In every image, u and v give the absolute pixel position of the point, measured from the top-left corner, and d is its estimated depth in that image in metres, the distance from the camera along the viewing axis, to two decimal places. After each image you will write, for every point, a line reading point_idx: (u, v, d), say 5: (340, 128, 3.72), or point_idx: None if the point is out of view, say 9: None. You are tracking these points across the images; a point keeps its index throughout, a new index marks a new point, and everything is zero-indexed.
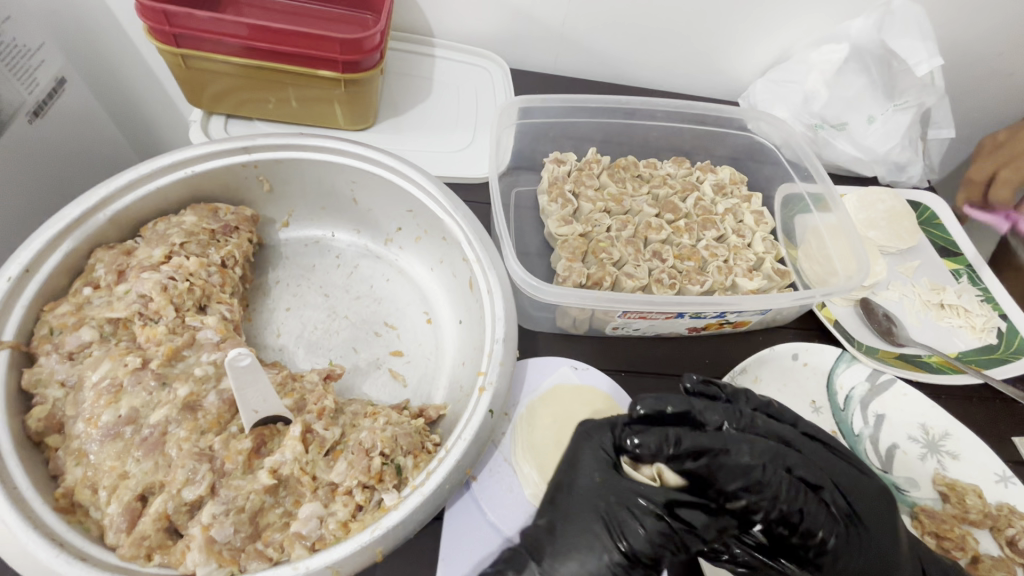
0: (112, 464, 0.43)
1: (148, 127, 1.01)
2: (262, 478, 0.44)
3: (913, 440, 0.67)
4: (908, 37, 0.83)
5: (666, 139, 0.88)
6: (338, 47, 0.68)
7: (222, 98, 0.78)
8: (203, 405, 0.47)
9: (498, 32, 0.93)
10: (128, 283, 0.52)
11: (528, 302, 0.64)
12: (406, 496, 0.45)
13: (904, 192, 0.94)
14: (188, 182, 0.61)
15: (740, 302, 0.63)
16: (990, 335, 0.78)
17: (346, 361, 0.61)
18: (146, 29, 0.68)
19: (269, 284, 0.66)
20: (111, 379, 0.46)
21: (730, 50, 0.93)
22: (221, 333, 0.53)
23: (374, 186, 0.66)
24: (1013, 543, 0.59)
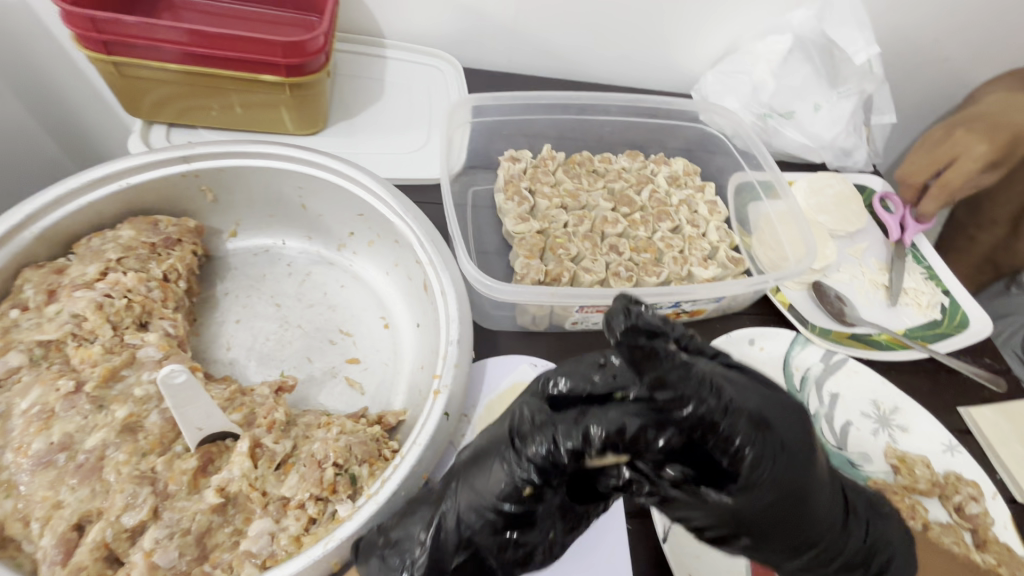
0: (44, 494, 0.41)
1: (89, 138, 0.97)
2: (208, 497, 0.43)
3: (866, 416, 0.69)
4: (847, 26, 0.86)
5: (620, 134, 0.89)
6: (280, 50, 0.67)
7: (162, 107, 0.75)
8: (145, 425, 0.45)
9: (449, 32, 0.92)
10: (60, 303, 0.50)
11: (486, 302, 0.64)
12: (360, 506, 0.44)
13: (851, 177, 0.97)
14: (125, 194, 0.59)
15: (693, 291, 0.64)
16: (933, 311, 0.81)
17: (300, 371, 0.60)
18: (75, 38, 0.66)
19: (217, 297, 0.64)
20: (42, 405, 0.44)
21: (678, 45, 0.95)
22: (163, 349, 0.51)
23: (322, 190, 0.65)
24: (960, 509, 0.62)
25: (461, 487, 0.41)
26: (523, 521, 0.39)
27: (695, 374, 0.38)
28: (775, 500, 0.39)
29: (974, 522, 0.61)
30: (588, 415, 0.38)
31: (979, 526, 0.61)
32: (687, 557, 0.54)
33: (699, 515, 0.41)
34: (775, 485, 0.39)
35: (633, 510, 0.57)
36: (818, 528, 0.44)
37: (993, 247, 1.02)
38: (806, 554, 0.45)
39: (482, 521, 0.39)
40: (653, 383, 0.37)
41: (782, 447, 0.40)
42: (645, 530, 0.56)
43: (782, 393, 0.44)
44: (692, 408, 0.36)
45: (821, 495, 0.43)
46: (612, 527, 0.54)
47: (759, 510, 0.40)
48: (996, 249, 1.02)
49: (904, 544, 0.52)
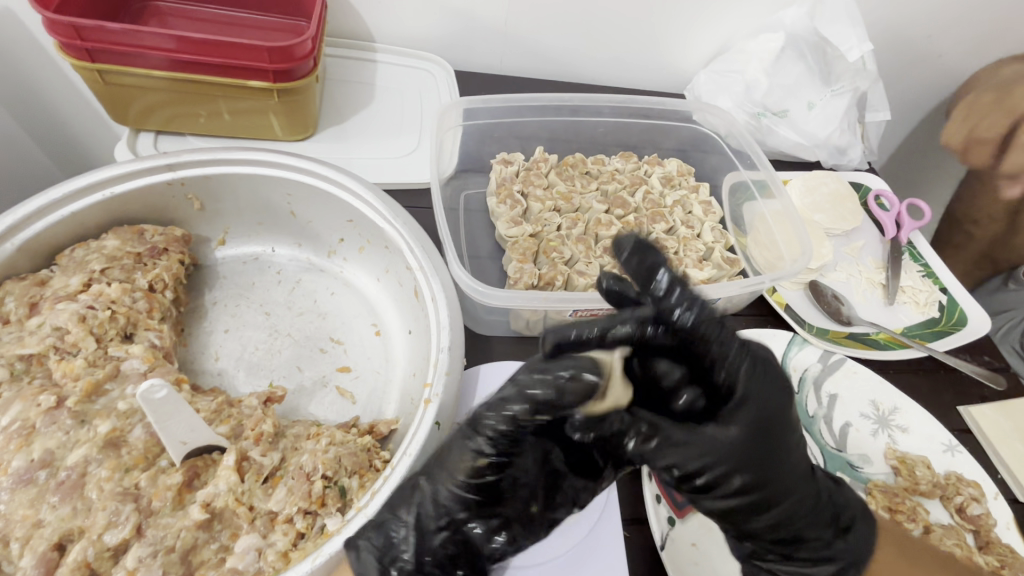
0: (24, 513, 0.40)
1: (77, 145, 0.97)
2: (193, 513, 0.42)
3: (865, 417, 0.68)
4: (840, 23, 0.85)
5: (613, 135, 0.88)
6: (266, 56, 0.66)
7: (149, 114, 0.74)
8: (128, 440, 0.44)
9: (439, 36, 0.92)
10: (42, 316, 0.49)
11: (478, 307, 0.63)
12: (350, 519, 0.43)
13: (847, 175, 0.96)
14: (109, 203, 0.58)
15: (688, 293, 0.64)
16: (931, 309, 0.81)
17: (290, 381, 0.59)
18: (57, 45, 0.65)
19: (205, 306, 0.63)
20: (22, 422, 0.43)
21: (669, 44, 0.94)
22: (148, 361, 0.50)
23: (310, 197, 0.64)
24: (962, 510, 0.61)
25: (436, 468, 0.41)
26: (496, 488, 0.41)
27: (689, 297, 0.45)
28: (757, 420, 0.43)
29: (976, 523, 0.60)
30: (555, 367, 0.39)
31: (981, 527, 0.60)
32: (686, 563, 0.52)
33: (693, 459, 0.42)
34: (753, 400, 0.43)
35: (631, 516, 0.56)
36: (794, 469, 0.45)
37: (991, 242, 1.02)
38: (782, 506, 0.45)
39: (455, 496, 0.40)
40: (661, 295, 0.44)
41: (762, 367, 0.45)
42: (642, 537, 0.55)
43: (754, 348, 0.46)
44: (690, 322, 0.43)
45: (791, 433, 0.45)
46: (609, 533, 0.53)
47: (727, 455, 0.42)
48: (993, 245, 1.02)
49: (865, 515, 0.51)
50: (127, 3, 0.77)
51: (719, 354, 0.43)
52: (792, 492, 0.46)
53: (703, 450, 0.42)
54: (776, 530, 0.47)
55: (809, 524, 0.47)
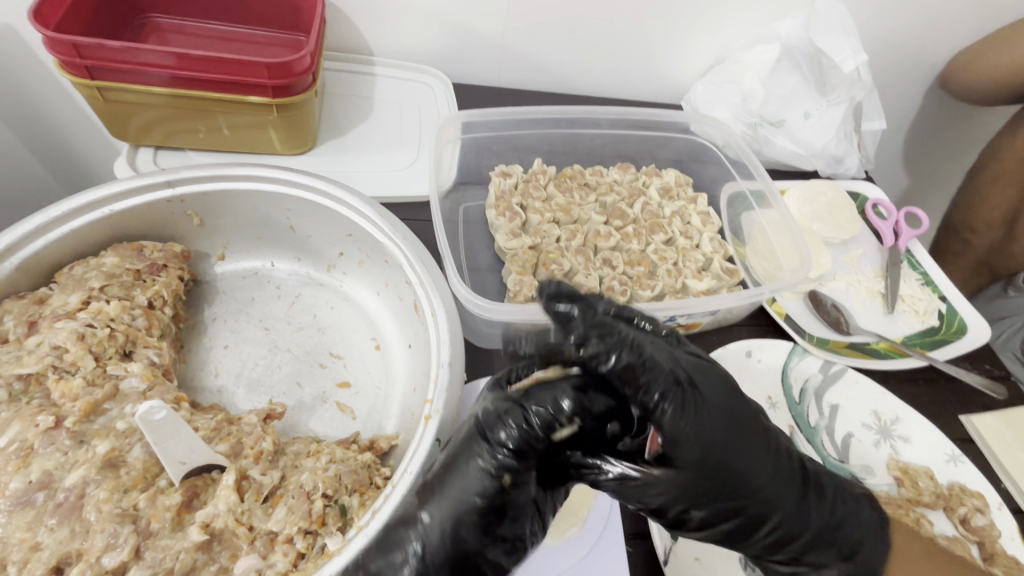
0: (22, 536, 0.39)
1: (77, 160, 0.97)
2: (192, 534, 0.41)
3: (867, 427, 0.68)
4: (834, 34, 0.86)
5: (611, 146, 0.89)
6: (265, 72, 0.66)
7: (148, 130, 0.75)
8: (127, 460, 0.44)
9: (437, 49, 0.92)
10: (40, 334, 0.49)
11: (478, 320, 0.63)
12: (350, 539, 0.42)
13: (844, 184, 0.96)
14: (108, 221, 0.58)
15: (688, 305, 0.64)
16: (931, 317, 0.81)
17: (290, 398, 0.58)
18: (57, 63, 0.65)
19: (205, 322, 0.62)
20: (21, 443, 0.43)
21: (666, 56, 0.95)
22: (147, 380, 0.49)
23: (310, 212, 0.64)
24: (966, 521, 0.61)
25: (438, 499, 0.41)
26: (501, 514, 0.41)
27: (617, 332, 0.43)
28: (704, 457, 0.42)
29: (981, 535, 0.60)
30: (537, 394, 0.42)
31: (986, 539, 0.60)
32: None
33: (658, 497, 0.43)
34: (697, 438, 0.41)
35: (633, 531, 0.56)
36: (768, 494, 0.45)
37: (988, 250, 1.03)
38: (767, 527, 0.47)
39: (459, 522, 0.40)
40: (580, 340, 0.43)
41: (700, 403, 0.43)
42: (645, 553, 0.55)
43: (713, 366, 0.47)
44: (614, 360, 0.42)
45: (761, 455, 0.45)
46: (612, 549, 0.53)
47: (696, 482, 0.43)
48: (991, 252, 1.02)
49: (880, 530, 0.50)
50: (127, 21, 0.77)
51: (655, 394, 0.41)
52: (772, 513, 0.46)
53: (666, 486, 0.42)
54: (766, 548, 0.48)
55: (798, 545, 0.48)
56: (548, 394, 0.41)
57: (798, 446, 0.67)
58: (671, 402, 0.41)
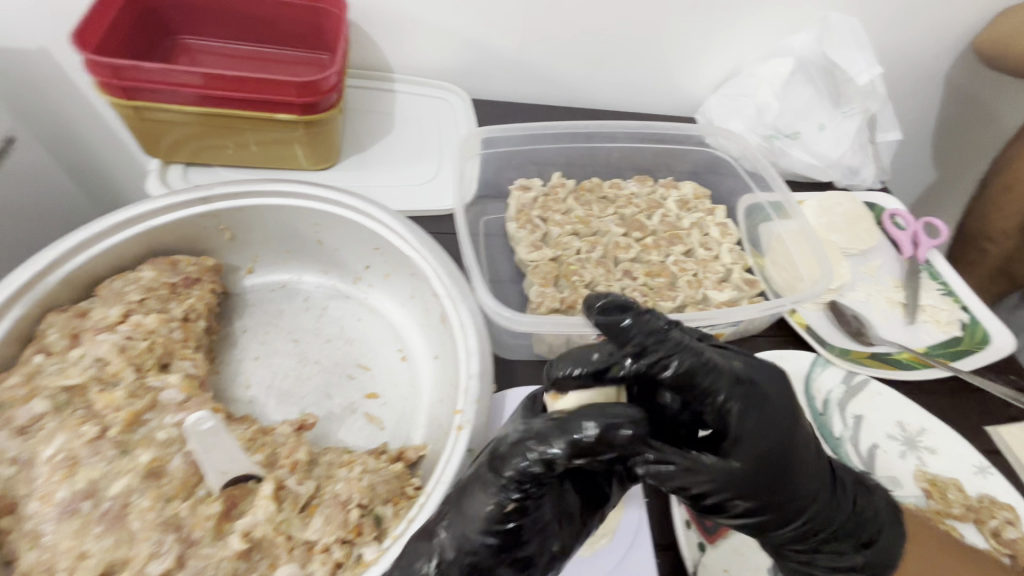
0: (69, 544, 0.40)
1: (104, 176, 1.00)
2: (233, 543, 0.42)
3: (892, 438, 0.68)
4: (847, 47, 0.87)
5: (628, 159, 0.90)
6: (294, 90, 0.68)
7: (179, 147, 0.77)
8: (168, 470, 0.45)
9: (456, 66, 0.94)
10: (83, 347, 0.50)
11: (503, 331, 0.63)
12: (387, 548, 0.43)
13: (860, 194, 0.97)
14: (146, 236, 0.59)
15: (711, 315, 0.64)
16: (953, 327, 0.81)
17: (320, 409, 0.59)
18: (95, 84, 0.67)
19: (236, 334, 0.64)
20: (67, 452, 0.44)
21: (681, 70, 0.97)
22: (185, 391, 0.51)
23: (338, 226, 0.66)
24: (997, 534, 0.61)
25: (454, 515, 0.41)
26: (516, 534, 0.40)
27: (675, 340, 0.45)
28: (757, 452, 0.44)
29: (1013, 547, 0.59)
30: (576, 417, 0.39)
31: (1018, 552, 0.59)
32: None
33: (704, 484, 0.43)
34: (760, 433, 0.45)
35: (661, 542, 0.56)
36: (805, 491, 0.47)
37: (1007, 259, 1.03)
38: (799, 521, 0.48)
39: (473, 549, 0.40)
40: (638, 349, 0.45)
41: (761, 400, 0.46)
42: (674, 565, 0.55)
43: (766, 364, 0.49)
44: (675, 367, 0.44)
45: (802, 454, 0.47)
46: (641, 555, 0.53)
47: (748, 472, 0.44)
48: (1009, 258, 1.01)
49: (893, 519, 0.54)
50: (159, 42, 0.80)
51: (718, 393, 0.44)
52: (806, 508, 0.48)
53: (716, 476, 0.43)
54: (790, 541, 0.49)
55: (824, 538, 0.50)
56: (581, 424, 0.38)
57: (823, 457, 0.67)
58: (734, 394, 0.45)
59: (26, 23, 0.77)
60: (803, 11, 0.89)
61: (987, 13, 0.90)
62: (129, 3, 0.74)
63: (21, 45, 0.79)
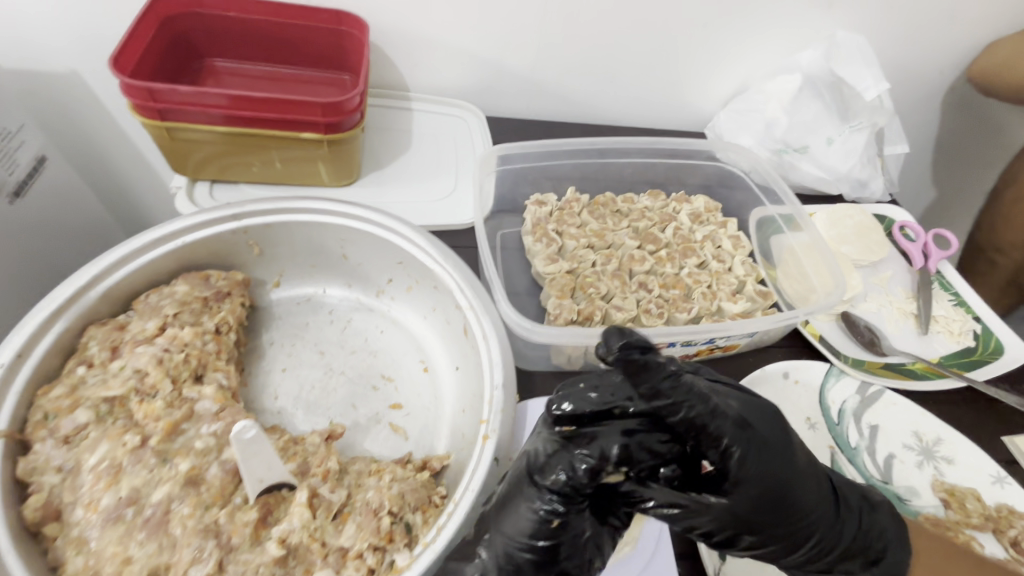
0: (114, 550, 0.42)
1: (128, 192, 1.04)
2: (271, 549, 0.43)
3: (909, 448, 0.68)
4: (855, 64, 0.89)
5: (641, 174, 0.92)
6: (319, 110, 0.71)
7: (206, 165, 0.79)
8: (206, 478, 0.46)
9: (472, 85, 0.97)
10: (123, 359, 0.52)
11: (523, 343, 0.65)
12: (418, 555, 0.44)
13: (870, 207, 0.98)
14: (180, 252, 0.62)
15: (727, 327, 0.65)
16: (966, 338, 0.81)
17: (346, 419, 0.61)
18: (130, 106, 0.70)
19: (264, 346, 0.66)
20: (110, 461, 0.46)
21: (691, 86, 0.99)
22: (219, 402, 0.52)
23: (362, 241, 0.68)
24: (1017, 544, 0.61)
25: (494, 531, 0.43)
26: (553, 551, 0.42)
27: (682, 383, 0.44)
28: (762, 492, 0.44)
29: None
30: (595, 434, 0.42)
31: None
32: None
33: (707, 524, 0.44)
34: (758, 475, 0.44)
35: (682, 552, 0.56)
36: (809, 518, 0.47)
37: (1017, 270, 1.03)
38: (807, 546, 0.48)
39: (510, 560, 0.42)
40: (651, 392, 0.44)
41: (760, 444, 0.45)
42: (696, 574, 0.55)
43: (759, 399, 0.50)
44: (683, 413, 0.43)
45: (805, 484, 0.47)
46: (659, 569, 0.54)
47: (754, 510, 0.44)
48: (1018, 271, 1.02)
49: (901, 538, 0.53)
50: (189, 65, 0.83)
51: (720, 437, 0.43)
52: (810, 534, 0.48)
53: (718, 515, 0.43)
54: (801, 563, 0.50)
55: (835, 557, 0.50)
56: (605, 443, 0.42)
57: (840, 466, 0.67)
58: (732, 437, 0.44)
59: (62, 48, 0.80)
60: (809, 29, 0.92)
61: (991, 29, 0.92)
62: (161, 28, 0.77)
63: (56, 69, 0.83)
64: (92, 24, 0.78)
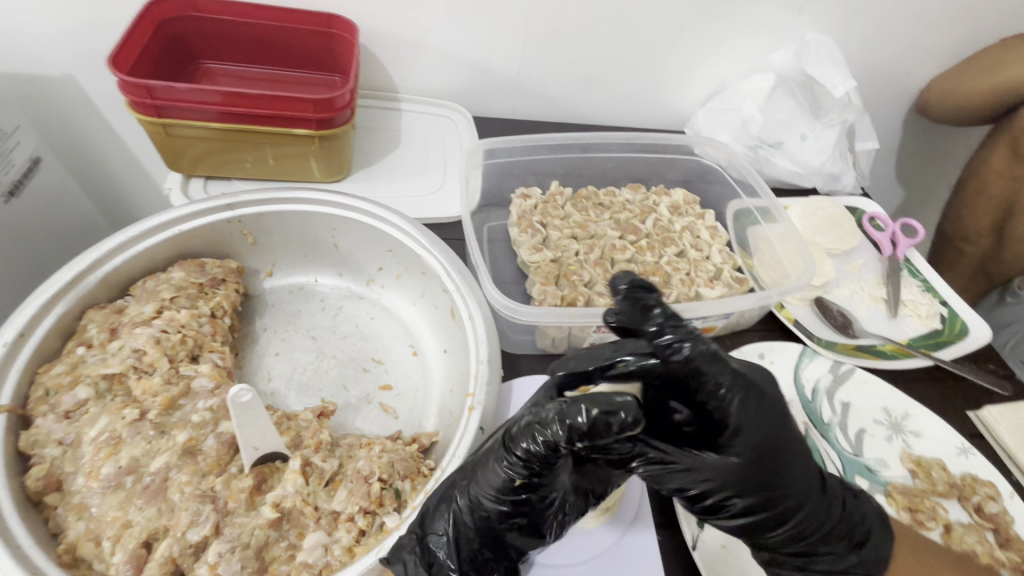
0: (115, 514, 0.44)
1: (121, 192, 1.06)
2: (265, 512, 0.46)
3: (879, 423, 0.71)
4: (824, 64, 0.94)
5: (622, 169, 0.95)
6: (311, 106, 0.74)
7: (201, 161, 0.82)
8: (203, 448, 0.49)
9: (458, 86, 1.00)
10: (121, 339, 0.54)
11: (508, 326, 0.67)
12: (407, 517, 0.47)
13: (843, 199, 1.02)
14: (175, 240, 0.64)
15: (703, 308, 0.69)
16: (934, 320, 0.85)
17: (337, 399, 0.63)
18: (127, 103, 0.73)
19: (257, 331, 0.68)
20: (110, 432, 0.48)
21: (669, 86, 1.03)
22: (215, 379, 0.54)
23: (354, 231, 0.70)
24: (980, 509, 0.64)
25: (470, 484, 0.44)
26: (524, 504, 0.44)
27: (685, 326, 0.47)
28: (761, 445, 0.47)
29: (995, 521, 0.63)
30: (576, 401, 0.39)
31: (1000, 525, 0.62)
32: (716, 562, 0.55)
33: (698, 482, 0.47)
34: (758, 424, 0.47)
35: (662, 520, 0.59)
36: (796, 487, 0.48)
37: (982, 258, 1.08)
38: (792, 520, 0.49)
39: (483, 511, 0.43)
40: (655, 331, 0.46)
41: (759, 396, 0.48)
42: (675, 540, 0.58)
43: (760, 370, 0.52)
44: (687, 351, 0.45)
45: (796, 448, 0.49)
46: (642, 533, 0.57)
47: (746, 470, 0.46)
48: (985, 259, 1.07)
49: (881, 526, 0.53)
50: (183, 66, 0.86)
51: (718, 386, 0.46)
52: (797, 506, 0.49)
53: (712, 472, 0.46)
54: (785, 541, 0.50)
55: (818, 538, 0.50)
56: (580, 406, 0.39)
57: (814, 442, 0.70)
58: (731, 391, 0.46)
59: (59, 51, 0.83)
60: (780, 31, 0.96)
61: (954, 29, 0.96)
62: (157, 31, 0.80)
63: (52, 73, 0.85)
64: (89, 27, 0.80)
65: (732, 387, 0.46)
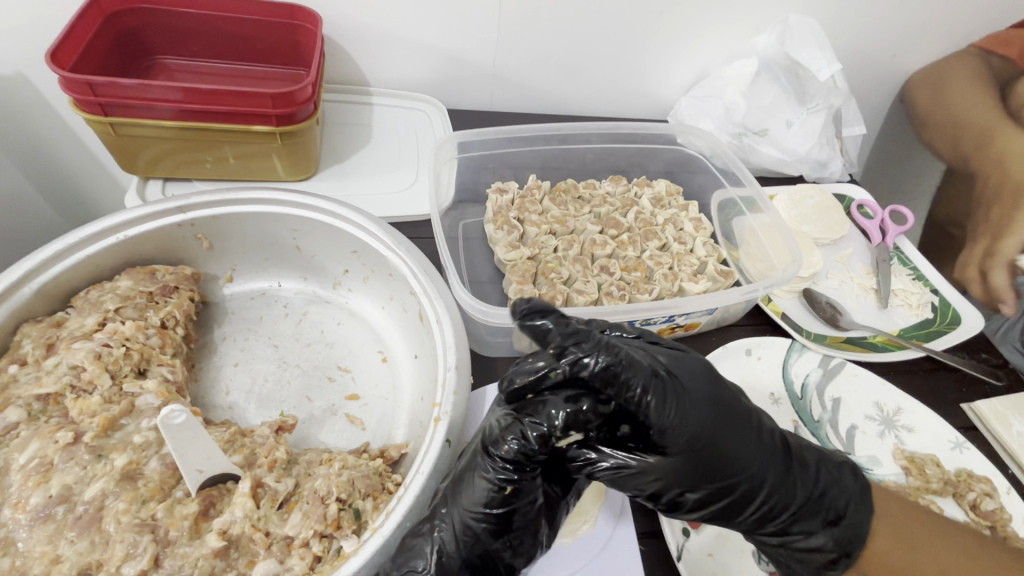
0: (43, 549, 0.40)
1: (84, 197, 1.01)
2: (210, 541, 0.42)
3: (870, 419, 0.69)
4: (808, 46, 0.90)
5: (602, 160, 0.92)
6: (270, 101, 0.69)
7: (157, 162, 0.77)
8: (144, 472, 0.45)
9: (431, 78, 0.96)
10: (58, 355, 0.50)
11: (482, 329, 0.64)
12: (365, 540, 0.43)
13: (831, 186, 0.99)
14: (121, 246, 0.60)
15: (686, 304, 0.65)
16: (925, 310, 0.82)
17: (300, 411, 0.59)
18: (73, 102, 0.68)
19: (215, 341, 0.64)
20: (40, 459, 0.44)
21: (651, 73, 0.99)
22: (162, 396, 0.50)
23: (315, 232, 0.66)
24: (976, 507, 0.61)
25: (451, 504, 0.43)
26: (507, 519, 0.43)
27: (592, 338, 0.44)
28: (692, 442, 0.44)
29: (992, 520, 0.60)
30: (542, 403, 0.43)
31: (998, 524, 0.60)
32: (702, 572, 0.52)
33: (652, 484, 0.45)
34: (683, 423, 0.43)
35: (644, 528, 0.56)
36: (746, 469, 0.46)
37: None
38: (752, 505, 0.47)
39: (469, 532, 0.42)
40: (558, 350, 0.44)
41: (680, 390, 0.44)
42: (658, 548, 0.54)
43: (688, 357, 0.50)
44: (591, 364, 0.43)
45: (739, 435, 0.46)
46: (618, 521, 0.55)
47: (689, 465, 0.44)
48: None
49: (865, 503, 0.51)
50: (138, 61, 0.81)
51: (637, 389, 0.42)
52: (753, 491, 0.47)
53: (659, 473, 0.44)
54: (757, 524, 0.49)
55: (789, 518, 0.49)
56: (551, 408, 0.42)
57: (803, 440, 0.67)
58: (646, 393, 0.43)
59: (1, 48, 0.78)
60: (763, 13, 0.92)
61: (941, 10, 0.93)
62: (106, 25, 0.75)
63: None
64: (31, 23, 0.76)
65: (653, 386, 0.43)
